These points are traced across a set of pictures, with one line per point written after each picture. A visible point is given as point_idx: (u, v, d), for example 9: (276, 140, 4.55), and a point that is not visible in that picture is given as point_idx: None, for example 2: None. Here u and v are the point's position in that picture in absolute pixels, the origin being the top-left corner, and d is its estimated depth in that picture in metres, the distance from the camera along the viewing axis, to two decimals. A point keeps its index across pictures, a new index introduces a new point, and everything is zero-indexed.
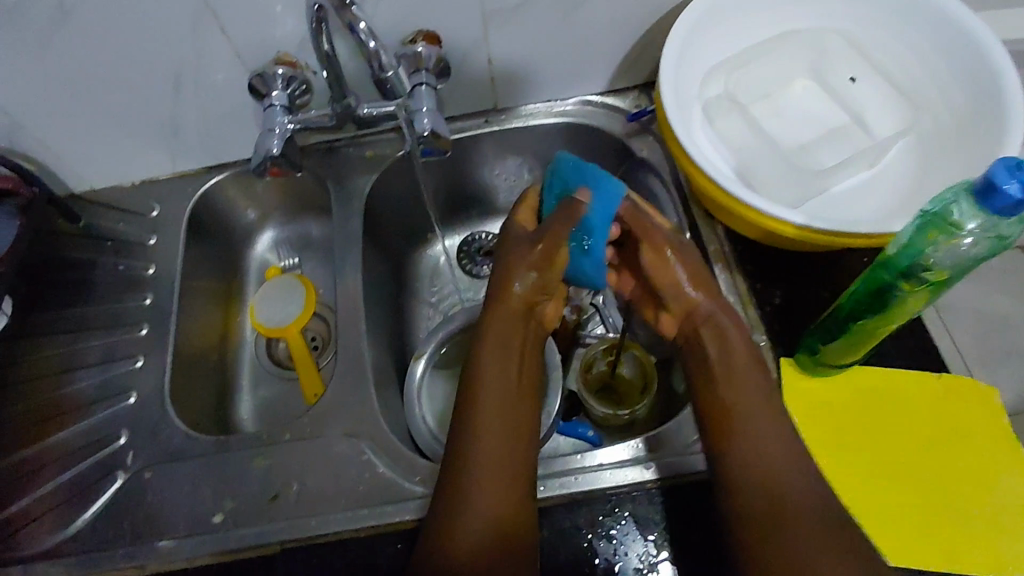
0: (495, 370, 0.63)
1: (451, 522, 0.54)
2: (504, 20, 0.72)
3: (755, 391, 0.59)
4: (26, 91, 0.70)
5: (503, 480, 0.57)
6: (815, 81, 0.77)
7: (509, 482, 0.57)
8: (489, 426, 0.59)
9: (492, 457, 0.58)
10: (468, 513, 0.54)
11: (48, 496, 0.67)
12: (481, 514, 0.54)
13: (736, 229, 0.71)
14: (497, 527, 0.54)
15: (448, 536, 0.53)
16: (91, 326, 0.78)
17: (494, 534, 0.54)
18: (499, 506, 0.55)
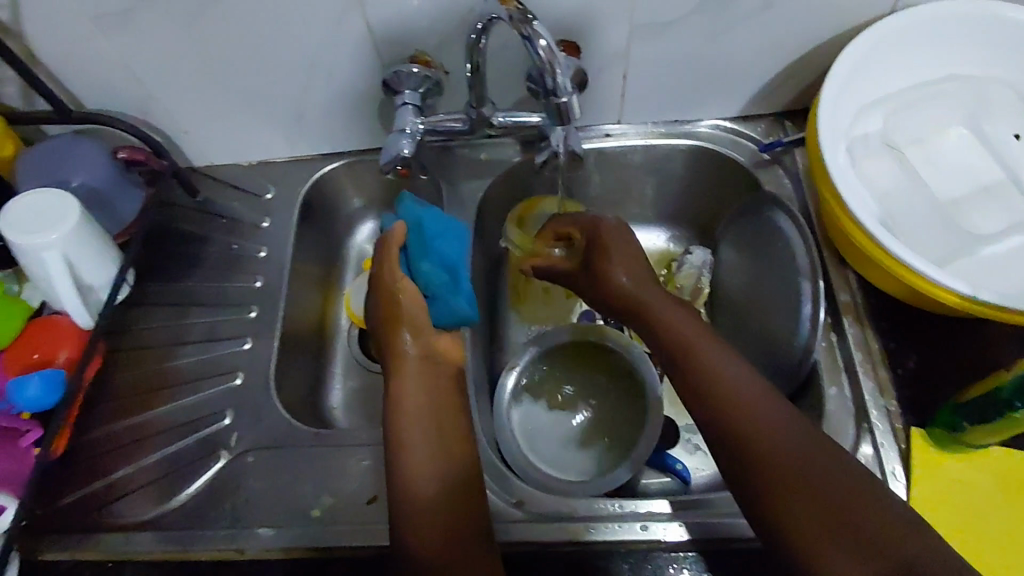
0: (404, 370, 0.61)
1: (407, 490, 0.55)
2: (650, 37, 0.70)
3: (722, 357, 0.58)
4: (170, 67, 0.71)
5: (442, 451, 0.57)
6: (972, 132, 0.71)
7: (447, 451, 0.57)
8: (417, 400, 0.60)
9: (427, 431, 0.58)
10: (422, 477, 0.55)
11: (152, 467, 0.69)
12: (436, 488, 0.55)
13: (882, 287, 0.66)
14: (452, 490, 0.55)
15: (409, 510, 0.54)
16: (198, 302, 0.79)
17: (453, 496, 0.55)
18: (444, 469, 0.56)
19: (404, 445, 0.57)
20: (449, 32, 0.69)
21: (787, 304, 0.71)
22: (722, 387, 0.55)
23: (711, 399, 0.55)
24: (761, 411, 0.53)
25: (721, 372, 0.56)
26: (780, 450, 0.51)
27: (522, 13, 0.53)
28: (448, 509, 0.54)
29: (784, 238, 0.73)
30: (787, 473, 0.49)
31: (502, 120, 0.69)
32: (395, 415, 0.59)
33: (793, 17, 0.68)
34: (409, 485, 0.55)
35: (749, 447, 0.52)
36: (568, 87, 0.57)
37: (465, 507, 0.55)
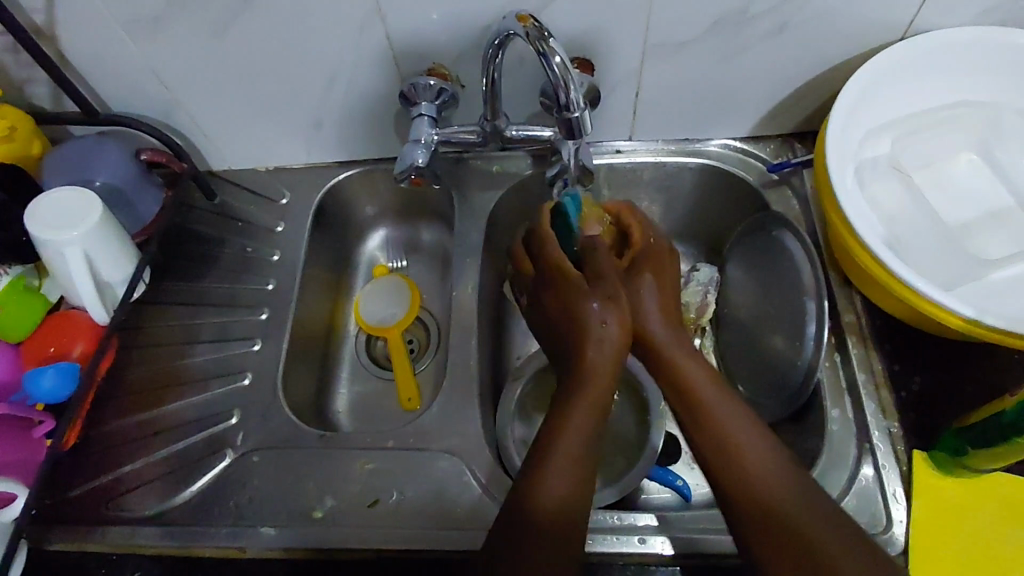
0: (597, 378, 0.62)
1: (536, 503, 0.55)
2: (663, 56, 0.71)
3: (738, 408, 0.60)
4: (195, 73, 0.73)
5: (578, 473, 0.57)
6: (981, 157, 0.72)
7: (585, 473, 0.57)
8: (588, 411, 0.60)
9: (576, 450, 0.58)
10: (558, 492, 0.56)
11: (158, 463, 0.70)
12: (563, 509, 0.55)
13: (886, 308, 0.67)
14: (564, 515, 0.55)
15: (530, 515, 0.54)
16: (210, 302, 0.80)
17: (561, 516, 0.55)
18: (567, 490, 0.56)
19: (560, 445, 0.58)
20: (466, 46, 0.71)
21: (791, 323, 0.71)
22: (747, 467, 0.56)
23: (751, 480, 0.55)
24: (785, 487, 0.54)
25: (740, 435, 0.58)
26: (800, 519, 0.53)
27: (538, 30, 0.55)
28: (560, 533, 0.54)
29: (789, 258, 0.73)
30: (802, 538, 0.52)
31: (515, 133, 0.71)
32: (562, 412, 0.60)
33: (804, 41, 0.70)
34: (536, 497, 0.55)
35: (764, 518, 0.53)
36: (581, 103, 0.58)
37: (567, 532, 0.54)
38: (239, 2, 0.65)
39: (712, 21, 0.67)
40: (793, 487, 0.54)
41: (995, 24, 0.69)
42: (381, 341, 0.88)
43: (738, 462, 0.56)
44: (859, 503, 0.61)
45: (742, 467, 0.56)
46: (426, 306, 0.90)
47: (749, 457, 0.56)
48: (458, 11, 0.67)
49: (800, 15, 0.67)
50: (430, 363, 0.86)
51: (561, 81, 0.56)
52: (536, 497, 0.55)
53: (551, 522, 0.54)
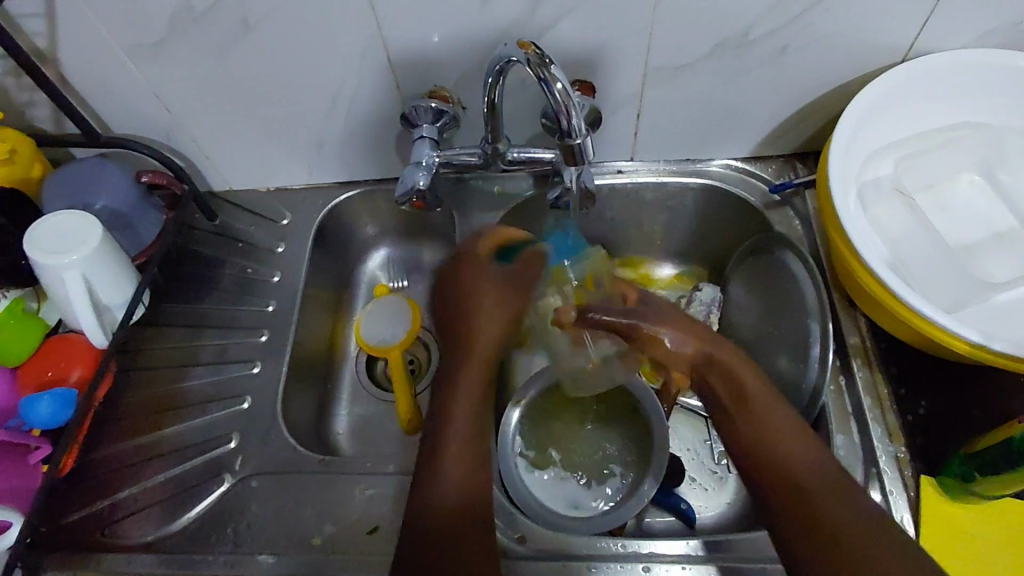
0: (471, 372, 0.61)
1: (435, 506, 0.55)
2: (665, 77, 0.71)
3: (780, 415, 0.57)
4: (197, 97, 0.74)
5: (454, 473, 0.57)
6: (984, 178, 0.72)
7: (466, 470, 0.58)
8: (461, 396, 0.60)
9: (464, 448, 0.58)
10: (445, 485, 0.56)
11: (157, 488, 0.69)
12: (459, 497, 0.56)
13: (892, 331, 0.66)
14: (466, 507, 0.56)
15: (432, 510, 0.55)
16: (209, 324, 0.79)
17: (465, 511, 0.55)
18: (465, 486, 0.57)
19: (438, 452, 0.58)
20: (467, 68, 0.71)
21: (794, 345, 0.71)
22: (770, 435, 0.56)
23: (799, 484, 0.53)
24: (779, 453, 0.55)
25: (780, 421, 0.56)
26: (826, 502, 0.52)
27: (540, 56, 0.55)
28: (450, 528, 0.54)
29: (794, 280, 0.73)
30: (839, 535, 0.50)
31: (516, 155, 0.71)
32: (446, 410, 0.60)
33: (806, 62, 0.70)
34: (432, 498, 0.55)
35: (785, 484, 0.54)
36: (583, 129, 0.58)
37: (471, 531, 0.54)
38: (241, 26, 0.65)
39: (713, 43, 0.67)
40: (828, 487, 0.53)
41: (999, 45, 0.69)
42: (382, 361, 0.87)
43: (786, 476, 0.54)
44: None
45: (764, 464, 0.55)
46: (427, 327, 0.89)
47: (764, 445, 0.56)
48: (459, 34, 0.67)
49: (801, 38, 0.67)
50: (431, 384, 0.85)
51: (563, 107, 0.56)
52: (434, 496, 0.56)
53: (458, 509, 0.55)
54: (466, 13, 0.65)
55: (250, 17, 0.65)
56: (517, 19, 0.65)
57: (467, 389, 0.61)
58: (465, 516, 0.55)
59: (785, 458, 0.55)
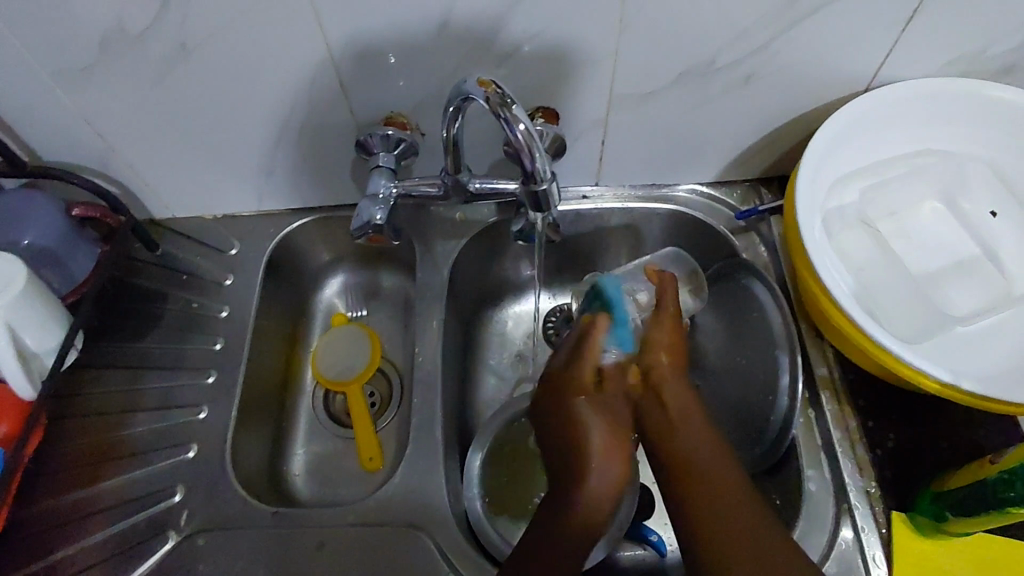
0: (601, 447, 0.56)
1: (559, 523, 0.54)
2: (630, 104, 0.69)
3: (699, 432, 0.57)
4: (132, 123, 0.68)
5: (579, 495, 0.55)
6: (945, 207, 0.72)
7: (597, 490, 0.55)
8: (604, 436, 0.56)
9: (563, 460, 0.56)
10: (592, 492, 0.55)
11: (93, 549, 0.64)
12: (579, 526, 0.54)
13: (858, 363, 0.66)
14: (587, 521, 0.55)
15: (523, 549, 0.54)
16: (152, 365, 0.74)
17: (529, 549, 0.54)
18: (596, 501, 0.55)
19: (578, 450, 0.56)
20: (427, 95, 0.68)
21: (763, 374, 0.69)
22: (702, 465, 0.55)
23: (695, 480, 0.54)
24: (709, 481, 0.54)
25: (694, 445, 0.56)
26: (709, 512, 0.52)
27: (500, 96, 0.52)
28: (530, 549, 0.54)
29: (760, 308, 0.72)
30: (727, 551, 0.51)
31: (478, 186, 0.67)
32: (573, 420, 0.57)
33: (772, 89, 0.69)
34: (567, 509, 0.55)
35: (678, 467, 0.56)
36: (547, 173, 0.56)
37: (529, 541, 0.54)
38: (179, 51, 0.61)
39: (679, 71, 0.66)
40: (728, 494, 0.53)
41: (959, 74, 0.69)
42: (340, 396, 0.83)
43: (686, 474, 0.55)
44: (839, 570, 0.60)
45: (690, 469, 0.55)
46: (388, 358, 0.86)
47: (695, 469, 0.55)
48: (416, 59, 0.64)
49: (766, 67, 0.66)
50: (393, 420, 0.81)
51: (527, 150, 0.53)
52: (571, 501, 0.55)
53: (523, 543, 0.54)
54: (423, 37, 0.61)
55: (189, 42, 0.60)
56: (478, 44, 0.62)
57: (556, 402, 0.58)
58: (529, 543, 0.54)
59: (703, 494, 0.53)
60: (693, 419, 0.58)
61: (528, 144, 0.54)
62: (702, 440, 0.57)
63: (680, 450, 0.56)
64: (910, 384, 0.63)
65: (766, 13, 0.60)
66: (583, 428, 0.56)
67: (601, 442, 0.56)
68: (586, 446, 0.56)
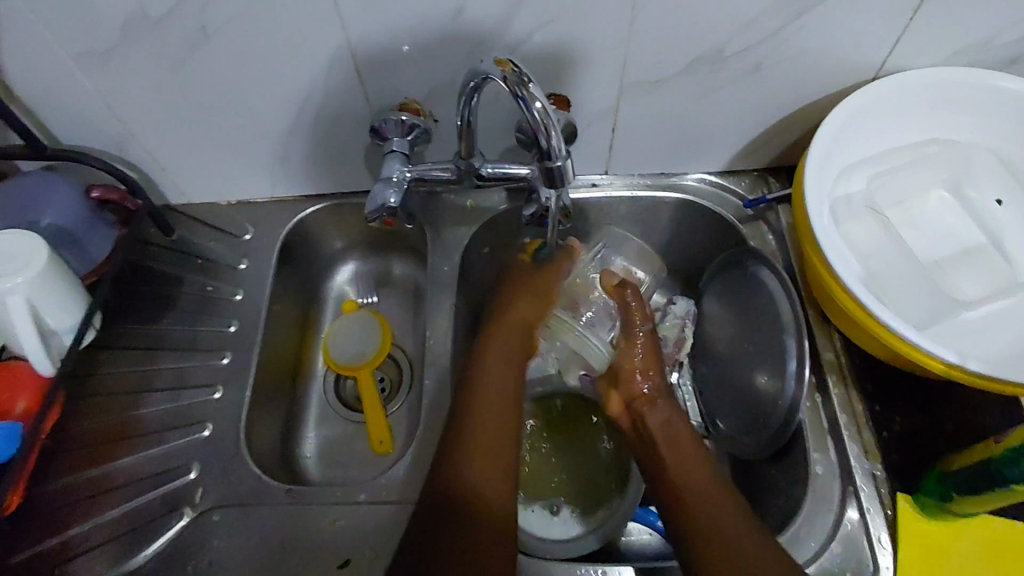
0: (506, 368, 0.65)
1: (457, 494, 0.56)
2: (641, 92, 0.70)
3: (709, 475, 0.61)
4: (151, 107, 0.69)
5: (486, 440, 0.59)
6: (952, 195, 0.73)
7: (489, 419, 0.61)
8: (497, 369, 0.65)
9: (487, 440, 0.59)
10: (465, 481, 0.57)
11: (109, 524, 0.65)
12: (448, 492, 0.56)
13: (866, 347, 0.66)
14: (482, 507, 0.56)
15: (439, 491, 0.56)
16: (167, 346, 0.75)
17: (471, 512, 0.55)
18: (500, 485, 0.58)
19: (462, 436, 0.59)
20: (441, 81, 0.69)
21: (770, 359, 0.70)
22: (701, 489, 0.59)
23: (688, 505, 0.58)
24: (705, 488, 0.59)
25: (708, 483, 0.60)
26: (721, 527, 0.55)
27: (518, 75, 0.53)
28: (438, 506, 0.55)
29: (768, 294, 0.72)
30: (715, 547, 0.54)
31: (490, 171, 0.68)
32: (483, 354, 0.66)
33: (781, 77, 0.69)
34: (455, 481, 0.57)
35: (676, 499, 0.59)
36: (563, 150, 0.56)
37: (447, 532, 0.54)
38: (199, 35, 0.62)
39: (690, 58, 0.66)
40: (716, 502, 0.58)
41: (967, 64, 0.70)
42: (351, 380, 0.84)
43: (682, 497, 0.59)
44: (845, 550, 0.61)
45: (706, 502, 0.58)
46: (398, 343, 0.87)
47: (705, 498, 0.58)
48: (431, 45, 0.65)
49: (776, 55, 0.67)
50: (402, 403, 0.82)
51: (543, 127, 0.54)
52: (458, 474, 0.57)
53: (445, 503, 0.56)
54: (439, 23, 0.62)
55: (209, 26, 0.61)
56: (492, 31, 0.63)
57: (512, 343, 0.67)
58: (432, 508, 0.55)
59: (706, 527, 0.56)
60: (675, 432, 0.66)
61: (544, 121, 0.54)
62: (664, 416, 0.67)
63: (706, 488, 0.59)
64: (918, 367, 0.64)
65: (776, 1, 0.61)
66: (475, 391, 0.63)
67: (509, 369, 0.65)
68: (479, 383, 0.64)
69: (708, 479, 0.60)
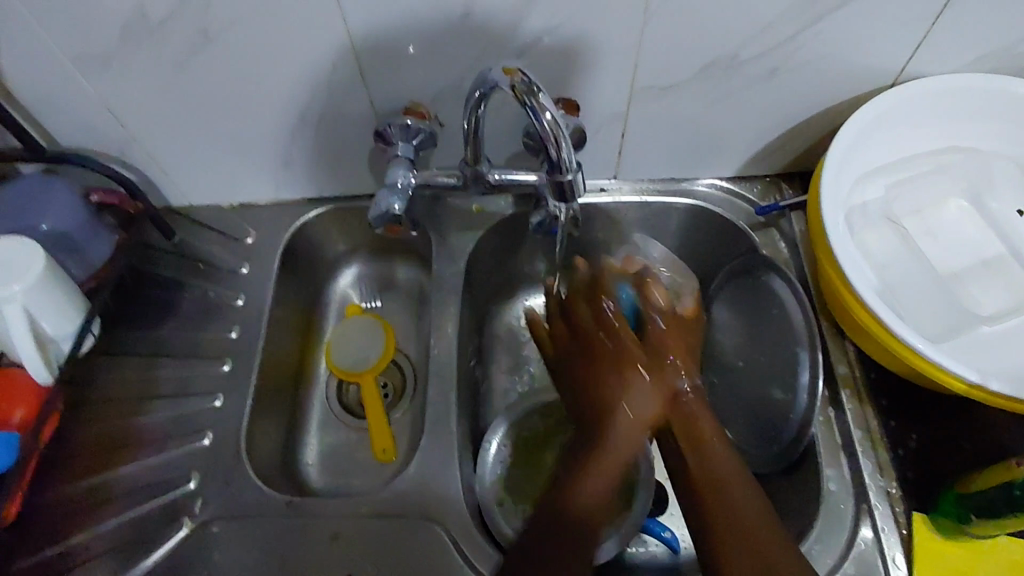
0: (611, 437, 0.60)
1: (572, 501, 0.58)
2: (653, 97, 0.69)
3: (729, 455, 0.58)
4: (152, 109, 0.68)
5: (598, 487, 0.59)
6: (971, 204, 0.71)
7: (610, 473, 0.60)
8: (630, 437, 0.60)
9: (620, 457, 0.60)
10: (581, 500, 0.58)
11: (108, 535, 0.64)
12: (589, 513, 0.58)
13: (881, 361, 0.65)
14: (588, 513, 0.59)
15: (569, 508, 0.58)
16: (167, 352, 0.74)
17: (587, 519, 0.58)
18: (599, 495, 0.59)
19: (600, 451, 0.60)
20: (448, 85, 0.67)
21: (782, 372, 0.68)
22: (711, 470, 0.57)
23: (716, 493, 0.56)
24: (742, 496, 0.56)
25: (723, 459, 0.58)
26: (738, 508, 0.55)
27: (526, 83, 0.51)
28: (566, 528, 0.57)
29: (780, 305, 0.71)
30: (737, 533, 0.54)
31: (497, 178, 0.67)
32: (596, 427, 0.61)
33: (797, 82, 0.68)
34: (572, 494, 0.59)
35: (707, 480, 0.57)
36: (573, 162, 0.55)
37: (564, 542, 0.56)
38: (201, 37, 0.60)
39: (704, 63, 0.65)
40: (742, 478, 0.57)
41: (989, 70, 0.68)
42: (354, 386, 0.83)
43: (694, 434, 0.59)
44: (858, 571, 0.59)
45: (720, 485, 0.56)
46: (402, 349, 0.85)
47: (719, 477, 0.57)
48: (438, 48, 0.63)
49: (793, 60, 0.65)
50: (406, 411, 0.81)
51: (553, 138, 0.53)
52: (574, 490, 0.59)
53: (590, 516, 0.59)
54: (445, 27, 0.61)
55: (210, 28, 0.60)
56: (500, 34, 0.62)
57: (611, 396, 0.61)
58: (571, 525, 0.57)
59: (725, 506, 0.55)
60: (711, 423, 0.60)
61: (554, 132, 0.53)
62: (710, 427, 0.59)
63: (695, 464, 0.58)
64: (935, 383, 0.62)
65: (794, 5, 0.59)
66: (608, 437, 0.60)
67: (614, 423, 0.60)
68: (608, 447, 0.60)
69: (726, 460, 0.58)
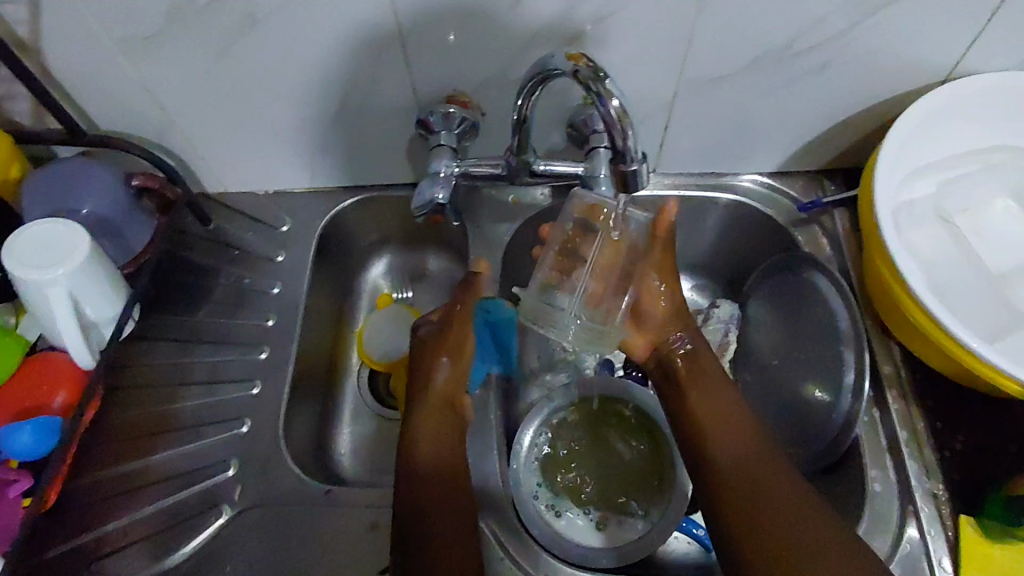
0: (432, 410, 0.64)
1: (423, 485, 0.60)
2: (700, 89, 0.67)
3: (735, 441, 0.60)
4: (194, 94, 0.68)
5: (450, 459, 0.62)
6: (1020, 203, 0.70)
7: (447, 441, 0.63)
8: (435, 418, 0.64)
9: (447, 432, 0.64)
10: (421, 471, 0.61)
11: (146, 520, 0.64)
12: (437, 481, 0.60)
13: (930, 361, 0.64)
14: (454, 481, 0.61)
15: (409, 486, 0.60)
16: (203, 339, 0.74)
17: (444, 489, 0.60)
18: (450, 462, 0.62)
19: (411, 441, 0.63)
20: (492, 74, 0.66)
21: (825, 371, 0.68)
22: (736, 464, 0.58)
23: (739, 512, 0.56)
24: (759, 484, 0.57)
25: (733, 448, 0.59)
26: (761, 513, 0.55)
27: (592, 70, 0.51)
28: (426, 510, 0.58)
29: (824, 303, 0.70)
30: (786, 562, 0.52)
31: (543, 168, 0.66)
32: (416, 418, 0.64)
33: (847, 77, 0.66)
34: (422, 477, 0.61)
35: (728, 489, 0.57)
36: (638, 153, 0.55)
37: (429, 518, 0.58)
38: (247, 21, 0.60)
39: (755, 55, 0.63)
40: (765, 471, 0.58)
41: None
42: (386, 377, 0.83)
43: (702, 428, 0.61)
44: (904, 573, 0.59)
45: (727, 481, 0.58)
46: None
47: (748, 480, 0.57)
48: (485, 37, 0.62)
49: (846, 53, 0.63)
50: None
51: (621, 126, 0.52)
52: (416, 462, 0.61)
53: (452, 494, 0.60)
54: (494, 14, 0.60)
55: (258, 12, 0.59)
56: (549, 23, 0.61)
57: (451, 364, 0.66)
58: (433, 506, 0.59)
59: (752, 500, 0.56)
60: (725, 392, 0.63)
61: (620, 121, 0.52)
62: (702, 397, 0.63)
63: (692, 407, 0.62)
64: (987, 384, 0.61)
65: None
66: (421, 425, 0.63)
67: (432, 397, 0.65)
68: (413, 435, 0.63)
69: (732, 445, 0.59)
